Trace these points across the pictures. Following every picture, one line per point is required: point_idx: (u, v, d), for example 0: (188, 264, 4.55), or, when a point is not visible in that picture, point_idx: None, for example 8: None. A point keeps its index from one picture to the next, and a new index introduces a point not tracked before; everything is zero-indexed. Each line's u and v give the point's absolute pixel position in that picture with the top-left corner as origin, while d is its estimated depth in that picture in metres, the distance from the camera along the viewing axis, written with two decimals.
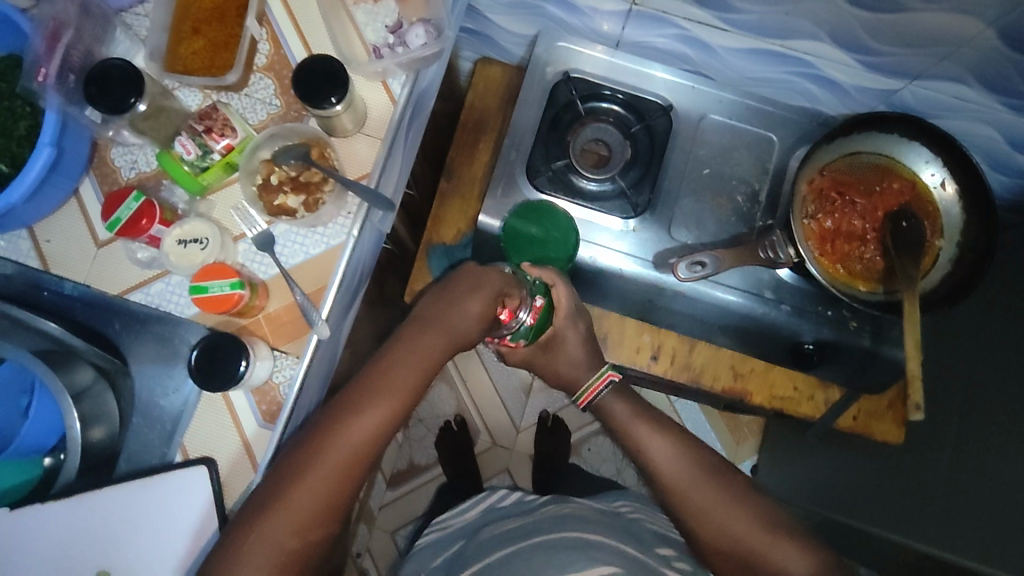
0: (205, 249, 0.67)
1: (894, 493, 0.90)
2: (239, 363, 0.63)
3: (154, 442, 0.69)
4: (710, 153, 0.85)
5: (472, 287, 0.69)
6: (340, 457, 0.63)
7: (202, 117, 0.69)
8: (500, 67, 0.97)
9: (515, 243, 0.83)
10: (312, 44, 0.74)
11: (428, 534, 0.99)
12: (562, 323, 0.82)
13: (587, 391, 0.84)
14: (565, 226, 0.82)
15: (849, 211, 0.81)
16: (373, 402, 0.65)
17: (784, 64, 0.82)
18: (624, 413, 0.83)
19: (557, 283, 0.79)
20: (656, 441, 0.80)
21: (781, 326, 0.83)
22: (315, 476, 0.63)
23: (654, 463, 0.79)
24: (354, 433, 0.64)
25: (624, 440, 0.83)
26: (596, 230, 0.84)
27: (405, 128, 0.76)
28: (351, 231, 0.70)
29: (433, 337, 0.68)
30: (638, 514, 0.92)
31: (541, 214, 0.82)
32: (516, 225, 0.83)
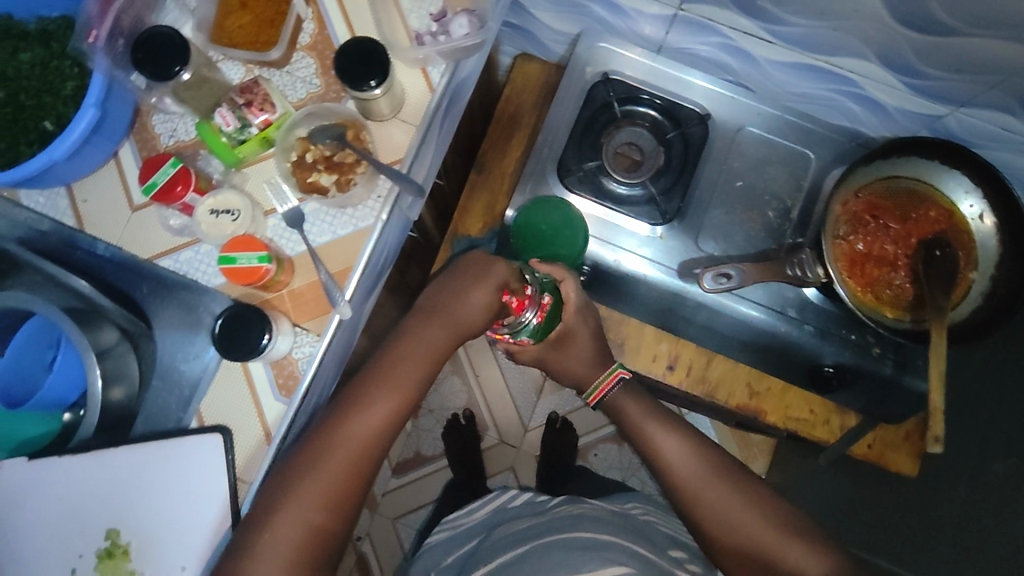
0: (236, 221, 0.68)
1: (909, 523, 0.88)
2: (262, 338, 0.63)
3: (171, 406, 0.70)
4: (745, 166, 0.84)
5: (475, 277, 0.69)
6: (351, 450, 0.65)
7: (242, 91, 0.69)
8: (539, 64, 0.97)
9: (525, 239, 0.83)
10: (356, 28, 0.74)
11: (438, 533, 1.00)
12: (574, 319, 0.80)
13: (597, 389, 0.84)
14: (575, 224, 0.81)
15: (882, 235, 0.80)
16: (380, 396, 0.67)
17: (828, 81, 0.80)
18: (635, 413, 0.83)
19: (566, 279, 0.78)
20: (670, 440, 0.80)
21: (801, 346, 0.83)
22: (327, 469, 0.64)
23: (666, 463, 0.79)
24: (363, 426, 0.66)
25: (636, 439, 0.82)
26: (619, 232, 0.84)
27: (441, 117, 0.77)
28: (380, 215, 0.71)
29: (438, 329, 0.70)
30: (650, 517, 0.92)
31: (555, 211, 0.82)
32: (528, 221, 0.83)
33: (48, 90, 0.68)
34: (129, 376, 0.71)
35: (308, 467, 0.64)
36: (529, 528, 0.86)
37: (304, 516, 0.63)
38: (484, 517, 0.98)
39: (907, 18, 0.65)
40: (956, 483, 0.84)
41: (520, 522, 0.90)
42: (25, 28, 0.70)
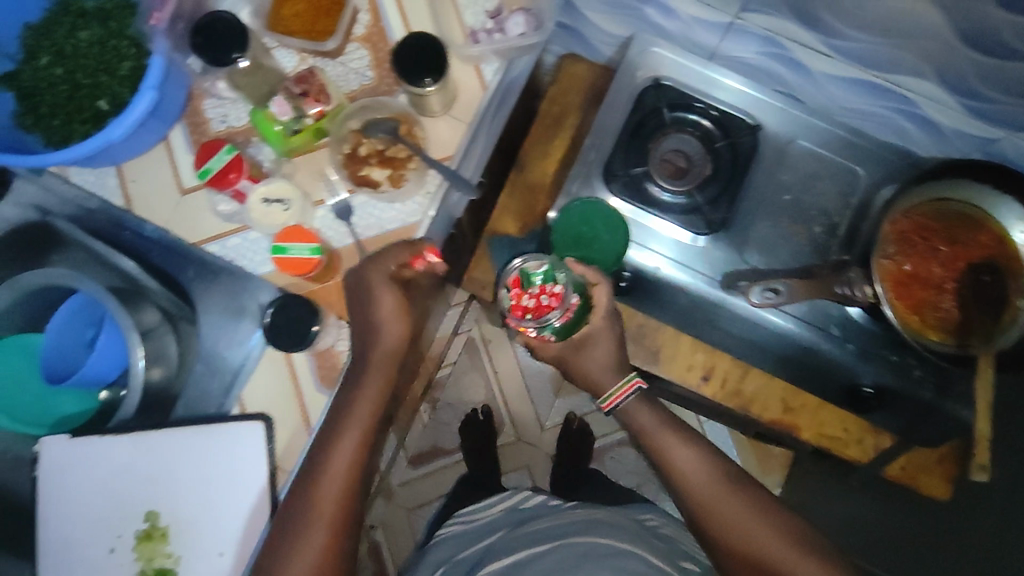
0: (288, 211, 0.68)
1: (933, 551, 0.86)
2: (313, 327, 0.65)
3: (213, 391, 0.71)
4: (794, 179, 0.84)
5: (363, 288, 0.66)
6: (327, 489, 0.64)
7: (298, 81, 0.68)
8: (585, 66, 0.96)
9: (564, 237, 0.84)
10: (411, 24, 0.74)
11: (451, 526, 1.02)
12: (601, 324, 0.82)
13: (613, 396, 0.81)
14: (618, 230, 0.82)
15: (929, 258, 0.78)
16: (344, 433, 0.65)
17: (884, 98, 0.79)
18: (648, 421, 0.81)
19: (601, 283, 0.81)
20: (684, 449, 0.79)
21: (840, 365, 0.85)
22: (315, 515, 0.63)
23: (679, 472, 0.77)
24: (335, 465, 0.64)
25: (649, 448, 0.81)
26: (649, 233, 0.84)
27: (492, 116, 0.76)
28: (428, 211, 0.71)
29: (378, 357, 0.67)
30: (664, 529, 0.92)
31: (598, 215, 0.83)
32: (569, 220, 0.83)
33: (105, 68, 0.68)
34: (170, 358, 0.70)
35: (295, 513, 0.63)
36: (548, 531, 0.86)
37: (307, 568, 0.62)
38: (498, 517, 0.98)
39: (973, 38, 0.64)
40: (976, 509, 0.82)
41: (541, 522, 0.90)
42: (82, 5, 0.70)
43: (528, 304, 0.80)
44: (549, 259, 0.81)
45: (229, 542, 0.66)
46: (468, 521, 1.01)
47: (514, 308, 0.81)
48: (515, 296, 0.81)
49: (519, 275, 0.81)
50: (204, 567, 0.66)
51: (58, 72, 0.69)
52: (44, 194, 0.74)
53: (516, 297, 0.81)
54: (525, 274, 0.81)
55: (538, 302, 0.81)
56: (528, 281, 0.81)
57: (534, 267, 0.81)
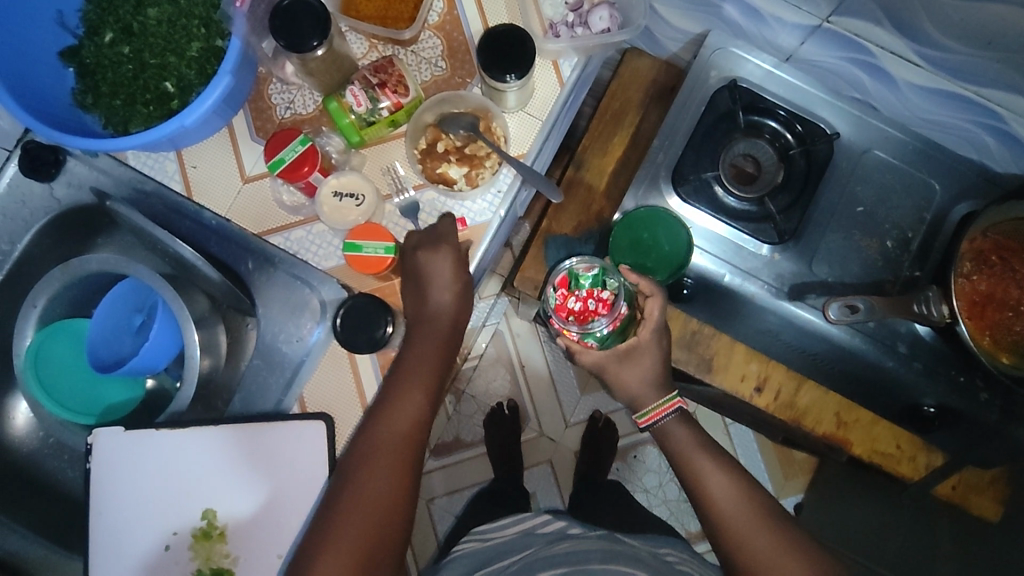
0: (360, 206, 0.66)
1: None
2: (383, 328, 0.64)
3: (272, 387, 0.68)
4: (868, 192, 0.83)
5: (419, 266, 0.64)
6: (383, 449, 0.60)
7: (377, 70, 0.66)
8: (649, 61, 0.92)
9: (621, 242, 0.83)
10: (488, 17, 0.70)
11: (463, 546, 0.90)
12: (648, 338, 0.75)
13: (650, 414, 0.74)
14: (679, 242, 0.81)
15: (1008, 279, 0.75)
16: (402, 394, 0.62)
17: (969, 111, 0.74)
18: (685, 440, 0.72)
19: (653, 295, 0.76)
20: (719, 476, 0.69)
21: (902, 383, 0.85)
22: (372, 473, 0.59)
23: (708, 498, 0.67)
24: (391, 423, 0.61)
25: (682, 471, 0.71)
26: (704, 236, 0.84)
27: (567, 110, 0.73)
28: (498, 210, 0.68)
29: (437, 332, 0.65)
30: (686, 567, 0.78)
31: (660, 223, 0.82)
32: (630, 225, 0.82)
33: (173, 50, 0.65)
34: (240, 351, 0.71)
35: (350, 471, 0.59)
36: (567, 555, 0.75)
37: (362, 531, 0.57)
38: (511, 539, 0.87)
39: None
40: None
41: (559, 547, 0.79)
42: None
43: (573, 306, 0.79)
44: (598, 262, 0.80)
45: (288, 539, 0.63)
46: (486, 538, 0.90)
47: (559, 309, 0.79)
48: (561, 297, 0.79)
49: (567, 275, 0.80)
50: (262, 566, 0.63)
51: (125, 50, 0.66)
52: (97, 174, 0.71)
53: (563, 297, 0.79)
54: (574, 276, 0.80)
55: (584, 307, 0.78)
56: (576, 283, 0.80)
57: (583, 270, 0.80)
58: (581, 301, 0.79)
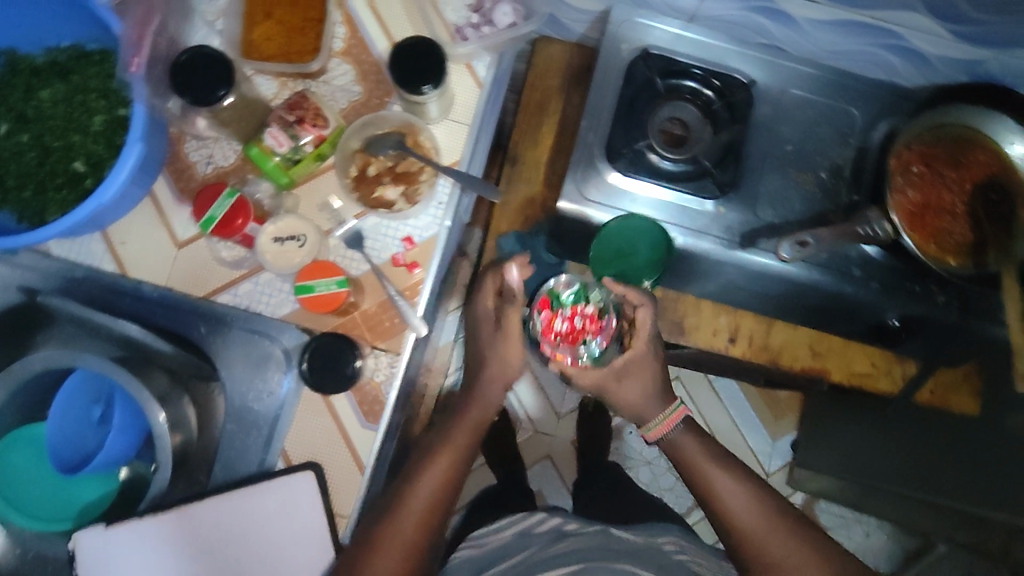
0: (304, 246, 0.64)
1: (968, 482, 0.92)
2: (352, 363, 0.63)
3: (251, 446, 0.65)
4: (793, 131, 0.84)
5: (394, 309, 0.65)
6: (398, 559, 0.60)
7: (292, 107, 0.64)
8: (560, 47, 0.93)
9: (601, 255, 0.85)
10: (393, 32, 0.70)
11: (459, 551, 0.89)
12: (643, 347, 0.79)
13: (664, 422, 0.78)
14: (654, 246, 0.82)
15: (939, 185, 0.79)
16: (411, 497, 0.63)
17: (869, 35, 0.77)
18: (692, 447, 0.77)
19: (643, 304, 0.79)
20: (727, 481, 0.73)
21: (866, 304, 0.83)
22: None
23: (724, 508, 0.72)
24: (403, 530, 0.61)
25: (693, 476, 0.75)
26: (652, 204, 0.82)
27: (491, 109, 0.73)
28: (444, 221, 0.67)
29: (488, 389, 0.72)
30: (686, 556, 0.78)
31: (635, 232, 0.82)
32: (608, 238, 0.83)
33: (75, 128, 0.63)
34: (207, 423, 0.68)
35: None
36: (569, 555, 0.76)
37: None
38: (507, 540, 0.86)
39: None
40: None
41: (558, 546, 0.80)
42: (33, 62, 0.65)
43: (561, 327, 0.84)
44: (577, 281, 0.86)
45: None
46: (479, 543, 0.88)
47: (548, 333, 0.83)
48: (547, 319, 0.83)
49: (548, 296, 0.84)
50: None
51: (24, 138, 0.63)
52: (21, 272, 0.68)
53: (548, 320, 0.83)
54: (555, 296, 0.85)
55: (571, 327, 0.84)
56: (558, 303, 0.85)
57: (563, 288, 0.86)
58: (568, 321, 0.84)
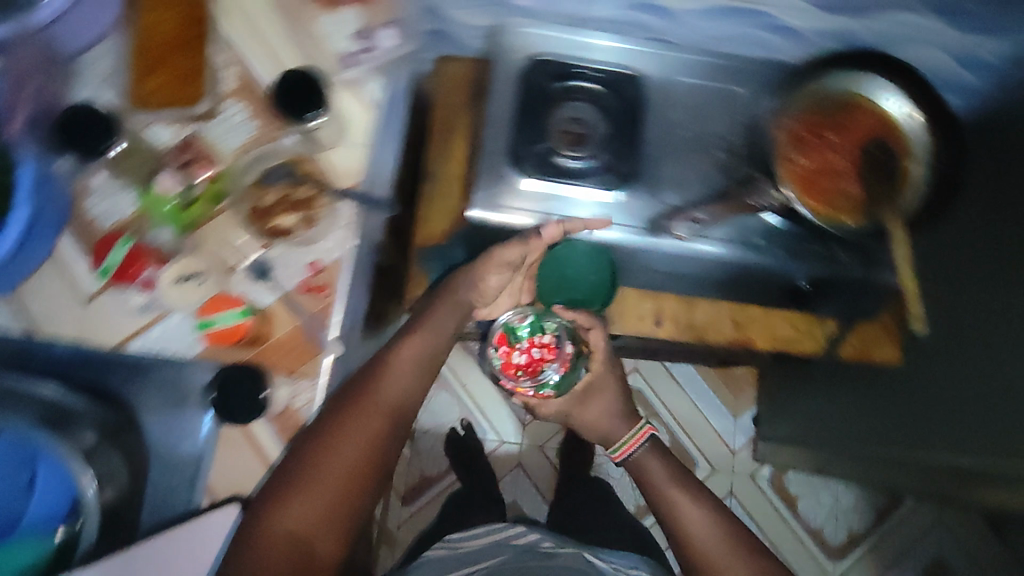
0: (202, 285, 0.67)
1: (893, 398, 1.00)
2: (261, 393, 0.64)
3: (177, 486, 0.66)
4: (685, 116, 0.88)
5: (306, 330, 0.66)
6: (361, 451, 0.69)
7: (182, 149, 0.69)
8: (464, 63, 0.96)
9: (550, 279, 0.93)
10: (280, 61, 0.72)
11: (436, 549, 1.06)
12: (599, 364, 1.00)
13: (626, 443, 0.97)
14: (603, 273, 0.90)
15: (825, 149, 0.84)
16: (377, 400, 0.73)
17: (743, 18, 0.83)
18: (657, 471, 0.95)
19: (594, 326, 0.93)
20: (688, 507, 0.89)
21: (775, 271, 0.86)
22: (347, 463, 0.69)
23: (685, 531, 0.87)
24: (371, 424, 0.71)
25: (658, 501, 0.92)
26: (569, 203, 0.85)
27: (388, 129, 0.74)
28: (349, 242, 0.68)
29: (447, 307, 0.82)
30: None
31: (580, 256, 0.89)
32: (556, 262, 0.91)
33: None
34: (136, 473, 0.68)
35: (327, 453, 0.67)
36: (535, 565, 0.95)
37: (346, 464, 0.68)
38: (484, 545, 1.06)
39: None
40: (989, 335, 0.86)
41: (530, 560, 0.98)
42: None
43: (519, 357, 1.00)
44: (531, 312, 0.96)
45: None
46: (456, 545, 1.07)
47: (508, 364, 1.00)
48: (506, 352, 1.00)
49: (506, 330, 0.97)
50: None
51: None
52: None
53: (507, 353, 1.00)
54: (511, 329, 0.98)
55: (530, 357, 1.00)
56: (514, 336, 0.98)
57: (518, 321, 0.97)
58: (526, 351, 0.99)
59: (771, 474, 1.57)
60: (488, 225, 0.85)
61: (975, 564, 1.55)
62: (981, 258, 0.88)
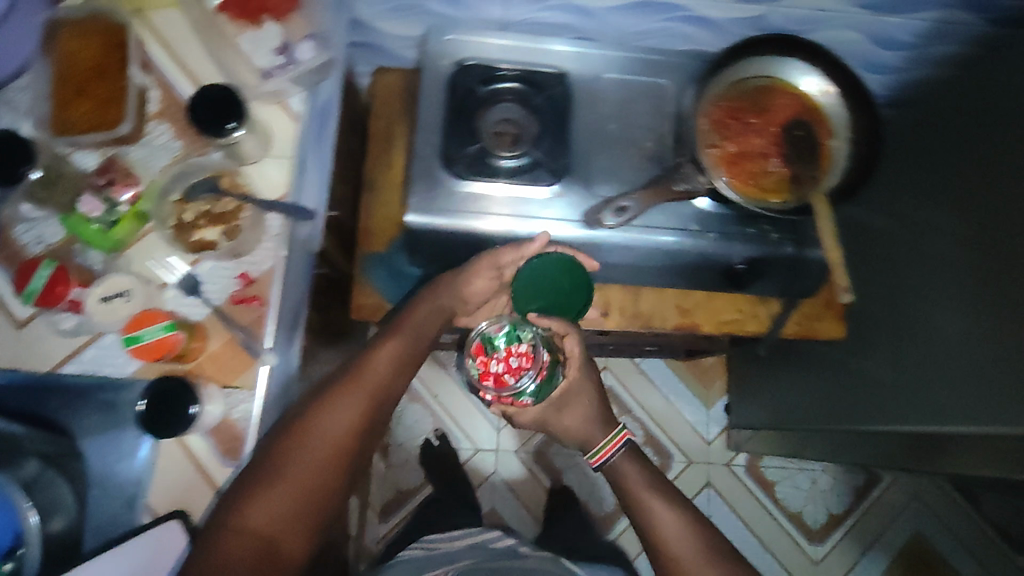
0: (130, 301, 0.66)
1: (870, 360, 0.98)
2: (189, 407, 0.65)
3: (116, 509, 0.66)
4: (611, 110, 0.90)
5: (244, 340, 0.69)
6: (331, 449, 0.65)
7: (103, 172, 0.70)
8: (395, 73, 0.98)
9: (528, 289, 0.87)
10: (200, 77, 0.74)
11: (410, 550, 1.06)
12: (576, 374, 0.91)
13: (603, 448, 0.89)
14: (581, 283, 0.87)
15: (747, 133, 0.85)
16: (351, 394, 0.69)
17: (659, 12, 0.87)
18: (637, 475, 0.86)
19: (569, 333, 0.88)
20: (656, 505, 0.81)
21: (711, 253, 0.89)
22: (328, 445, 0.65)
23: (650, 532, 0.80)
24: (354, 407, 0.68)
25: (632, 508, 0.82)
26: (508, 202, 0.87)
27: (313, 140, 0.77)
28: (278, 252, 0.70)
29: (434, 300, 0.80)
30: None
31: (561, 268, 0.86)
32: (536, 272, 0.86)
33: None
34: None
35: (307, 436, 0.65)
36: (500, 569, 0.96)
37: (328, 447, 0.65)
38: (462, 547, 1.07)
39: None
40: (973, 293, 0.82)
41: (500, 561, 1.00)
42: None
43: (497, 367, 0.89)
44: (507, 321, 0.89)
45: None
46: (434, 547, 1.08)
47: (484, 375, 0.89)
48: (482, 363, 0.89)
49: (482, 341, 0.89)
50: None
51: None
52: None
53: (483, 364, 0.89)
54: (488, 340, 0.89)
55: (508, 366, 0.89)
56: (491, 346, 0.89)
57: (495, 331, 0.89)
58: (503, 360, 0.89)
59: (747, 461, 1.58)
60: (426, 228, 0.86)
61: (957, 538, 1.55)
62: (958, 220, 0.86)
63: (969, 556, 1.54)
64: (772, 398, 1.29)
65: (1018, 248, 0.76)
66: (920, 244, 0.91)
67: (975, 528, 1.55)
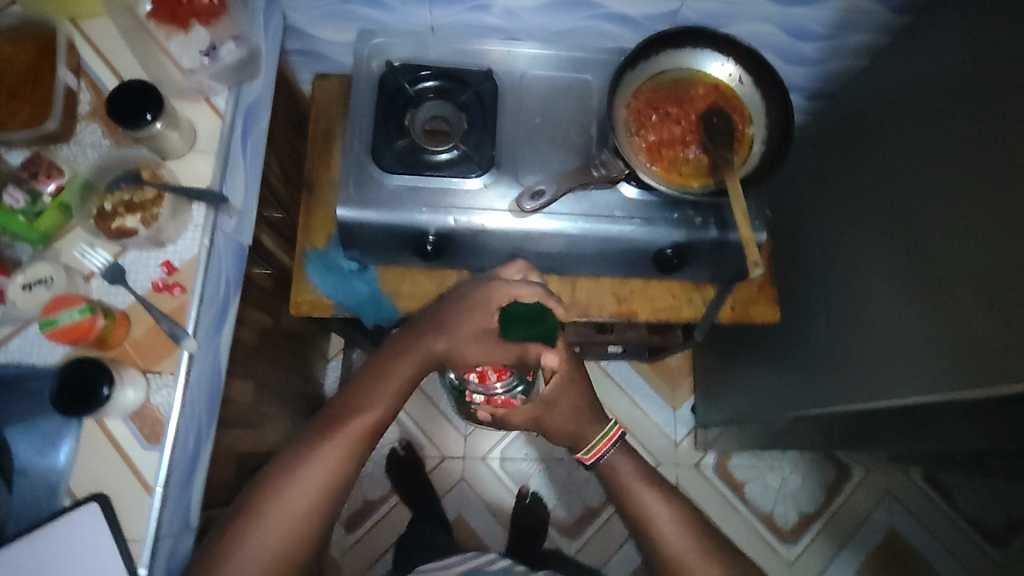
0: (51, 288, 0.69)
1: (814, 359, 1.02)
2: (103, 389, 0.64)
3: (39, 497, 0.67)
4: (536, 106, 0.93)
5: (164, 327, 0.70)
6: (284, 525, 0.71)
7: (26, 165, 0.72)
8: (335, 79, 1.02)
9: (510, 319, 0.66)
10: (122, 71, 0.77)
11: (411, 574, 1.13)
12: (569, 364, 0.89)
13: (595, 447, 0.87)
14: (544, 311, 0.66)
15: (666, 123, 0.89)
16: (314, 468, 0.74)
17: (576, 10, 0.92)
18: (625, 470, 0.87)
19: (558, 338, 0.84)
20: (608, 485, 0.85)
21: (641, 241, 0.89)
22: (285, 522, 0.71)
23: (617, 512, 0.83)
24: (314, 480, 0.73)
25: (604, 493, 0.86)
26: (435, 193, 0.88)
27: (240, 138, 0.80)
28: (202, 241, 0.73)
29: (410, 358, 0.80)
30: None
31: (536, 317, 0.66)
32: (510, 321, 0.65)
33: None
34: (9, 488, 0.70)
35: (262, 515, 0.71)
36: None
37: (284, 523, 0.71)
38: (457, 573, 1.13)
39: None
40: (894, 292, 0.85)
41: None
42: None
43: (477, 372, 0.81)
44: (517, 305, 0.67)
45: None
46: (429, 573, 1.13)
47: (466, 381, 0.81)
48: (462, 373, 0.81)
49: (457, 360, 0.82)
50: None
51: None
52: None
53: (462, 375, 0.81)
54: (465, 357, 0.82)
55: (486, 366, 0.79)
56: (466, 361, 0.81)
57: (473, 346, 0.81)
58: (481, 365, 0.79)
59: (715, 462, 1.58)
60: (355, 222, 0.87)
61: (937, 539, 1.52)
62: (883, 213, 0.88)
63: (949, 557, 1.51)
64: (740, 390, 1.30)
65: (931, 246, 0.79)
66: (857, 250, 0.94)
67: (951, 524, 1.52)
